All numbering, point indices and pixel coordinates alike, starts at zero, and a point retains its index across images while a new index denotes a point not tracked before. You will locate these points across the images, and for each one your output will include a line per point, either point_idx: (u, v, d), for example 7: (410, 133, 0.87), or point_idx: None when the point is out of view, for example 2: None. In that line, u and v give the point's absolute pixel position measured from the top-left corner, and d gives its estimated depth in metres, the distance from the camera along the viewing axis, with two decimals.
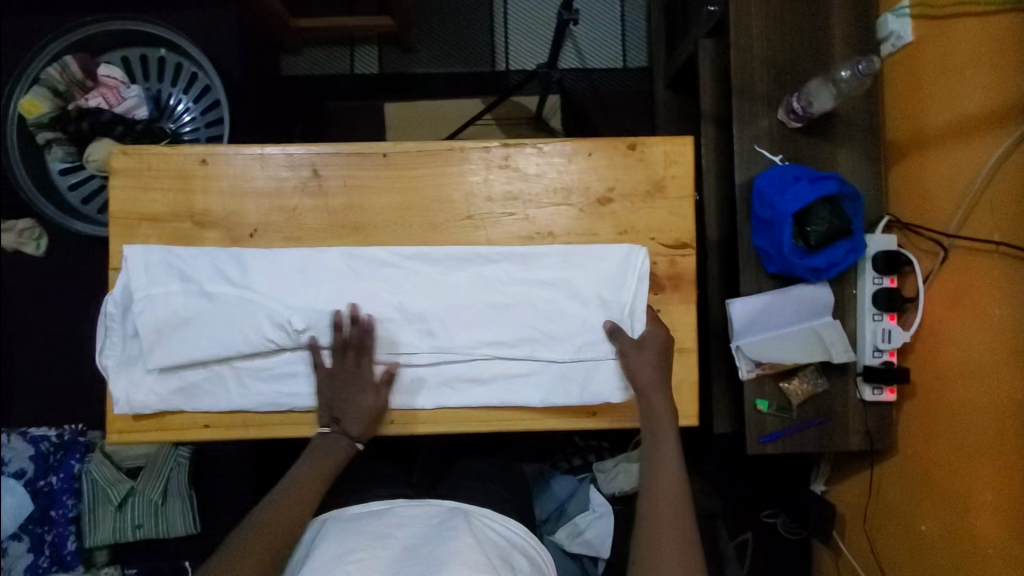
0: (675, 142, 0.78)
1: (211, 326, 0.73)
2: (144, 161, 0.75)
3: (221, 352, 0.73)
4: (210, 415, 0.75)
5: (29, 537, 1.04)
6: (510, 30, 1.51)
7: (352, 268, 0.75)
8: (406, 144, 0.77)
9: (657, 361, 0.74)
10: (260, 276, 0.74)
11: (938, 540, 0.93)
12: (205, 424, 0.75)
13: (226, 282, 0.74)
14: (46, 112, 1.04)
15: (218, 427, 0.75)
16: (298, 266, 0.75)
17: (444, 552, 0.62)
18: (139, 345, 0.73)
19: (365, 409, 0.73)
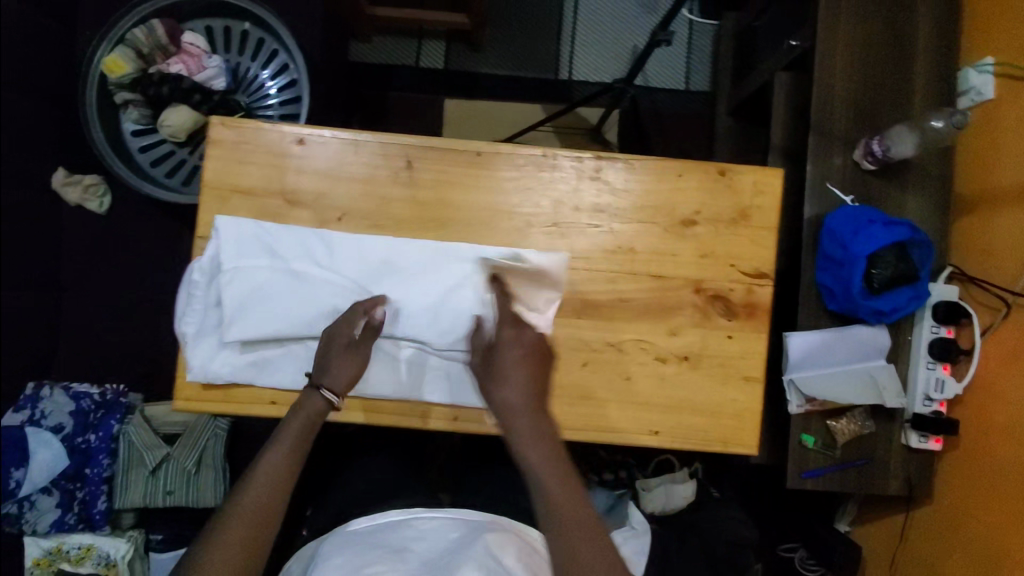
0: (765, 172, 0.78)
1: (293, 304, 0.74)
2: (243, 135, 0.76)
3: (300, 330, 0.74)
4: (278, 391, 0.75)
5: (59, 493, 1.04)
6: (577, 40, 1.52)
7: (437, 264, 0.76)
8: (499, 146, 0.78)
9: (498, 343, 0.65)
10: (344, 260, 0.75)
11: None
12: (272, 400, 0.75)
13: (311, 262, 0.75)
14: (128, 73, 1.05)
15: (284, 404, 0.75)
16: (382, 254, 0.76)
17: (463, 561, 0.62)
18: (219, 315, 0.74)
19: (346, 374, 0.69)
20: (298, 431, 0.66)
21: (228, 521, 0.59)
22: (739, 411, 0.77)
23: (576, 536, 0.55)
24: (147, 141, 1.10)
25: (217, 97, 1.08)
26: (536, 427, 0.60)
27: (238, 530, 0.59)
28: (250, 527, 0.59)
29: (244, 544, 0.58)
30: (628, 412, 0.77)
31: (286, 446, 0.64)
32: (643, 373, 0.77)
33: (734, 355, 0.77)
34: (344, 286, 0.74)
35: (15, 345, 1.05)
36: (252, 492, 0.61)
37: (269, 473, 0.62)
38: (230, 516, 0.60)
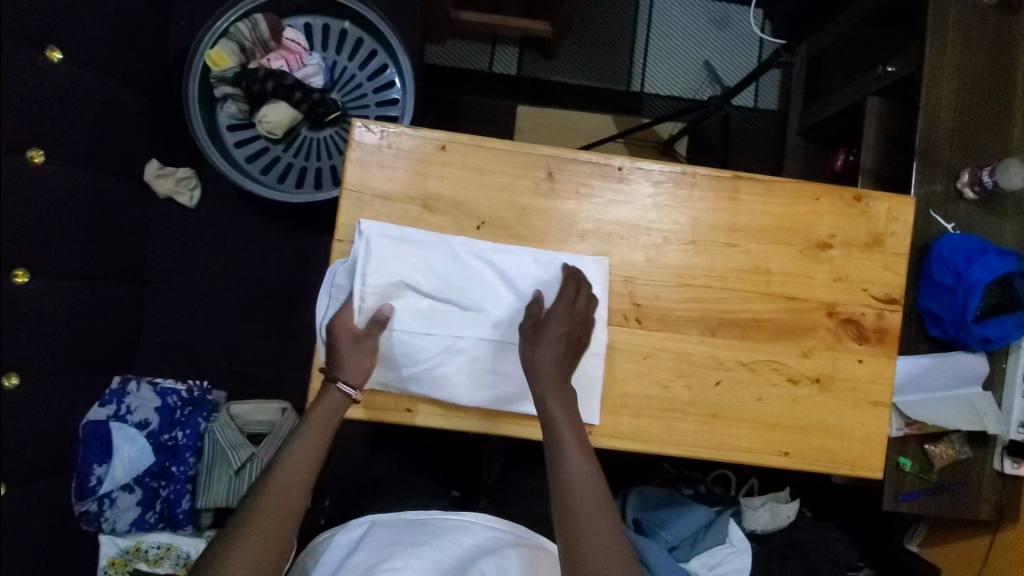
0: (899, 200, 0.79)
1: (435, 312, 0.73)
2: (385, 139, 0.76)
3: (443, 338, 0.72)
4: (415, 399, 0.74)
5: (142, 490, 1.01)
6: (649, 53, 1.52)
7: (580, 278, 0.75)
8: (640, 161, 0.78)
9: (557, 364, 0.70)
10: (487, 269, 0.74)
11: None
12: (408, 408, 0.74)
13: (457, 271, 0.74)
14: (230, 67, 1.04)
15: (424, 412, 0.74)
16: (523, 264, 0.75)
17: None
18: None
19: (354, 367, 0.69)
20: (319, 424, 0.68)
21: (261, 503, 0.63)
22: (867, 434, 0.78)
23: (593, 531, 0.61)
24: (241, 136, 1.09)
25: (316, 95, 1.06)
26: (567, 422, 0.67)
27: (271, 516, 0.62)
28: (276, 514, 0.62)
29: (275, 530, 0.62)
30: (759, 432, 0.77)
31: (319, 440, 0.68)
32: (775, 394, 0.77)
33: (865, 379, 0.78)
34: (489, 295, 0.74)
35: (103, 339, 1.03)
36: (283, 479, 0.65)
37: (297, 466, 0.66)
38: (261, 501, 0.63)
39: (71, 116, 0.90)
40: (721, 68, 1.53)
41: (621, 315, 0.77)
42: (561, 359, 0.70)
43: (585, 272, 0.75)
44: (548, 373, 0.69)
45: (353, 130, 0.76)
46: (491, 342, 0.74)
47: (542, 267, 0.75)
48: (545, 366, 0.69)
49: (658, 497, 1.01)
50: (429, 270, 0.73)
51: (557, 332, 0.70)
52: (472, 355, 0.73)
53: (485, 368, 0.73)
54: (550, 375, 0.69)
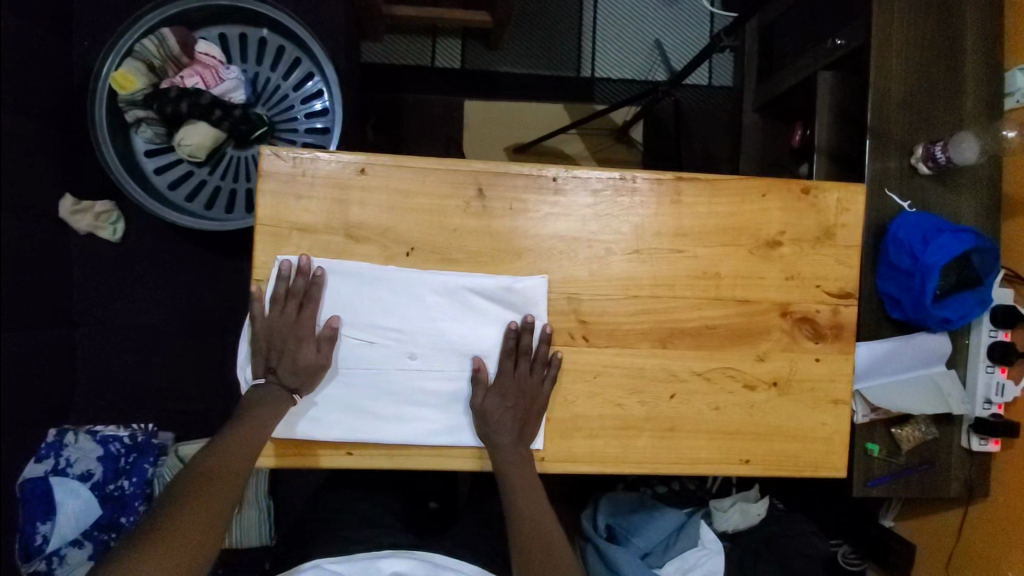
0: (848, 188, 0.76)
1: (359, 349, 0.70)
2: (298, 166, 0.70)
3: (369, 375, 0.70)
4: (353, 442, 0.71)
5: (91, 544, 0.96)
6: (598, 34, 1.45)
7: (513, 299, 0.72)
8: (576, 169, 0.73)
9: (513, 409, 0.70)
10: (413, 300, 0.71)
11: None
12: (348, 451, 0.71)
13: (381, 305, 0.70)
14: (140, 88, 0.96)
15: (362, 454, 0.71)
16: (449, 292, 0.71)
17: None
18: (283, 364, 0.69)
19: (303, 364, 0.68)
20: (246, 439, 0.65)
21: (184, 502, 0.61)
22: (828, 434, 0.76)
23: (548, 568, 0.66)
24: (161, 161, 1.01)
25: (238, 111, 0.99)
26: (522, 473, 0.69)
27: (190, 529, 0.60)
28: (193, 523, 0.60)
29: (195, 541, 0.59)
30: (718, 442, 0.75)
31: (239, 449, 0.65)
32: (730, 401, 0.75)
33: (823, 378, 0.76)
34: (416, 327, 0.71)
35: (34, 390, 0.97)
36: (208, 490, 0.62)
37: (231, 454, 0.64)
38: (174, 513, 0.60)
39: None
40: (672, 45, 1.47)
41: (568, 335, 0.73)
42: (514, 424, 0.70)
43: (534, 290, 0.72)
44: (505, 437, 0.70)
45: (262, 159, 0.69)
46: (413, 372, 0.71)
47: (495, 300, 0.72)
48: (501, 425, 0.70)
49: (628, 504, 0.98)
50: (351, 307, 0.70)
51: (507, 395, 0.70)
52: (394, 385, 0.71)
53: (413, 398, 0.71)
54: (505, 434, 0.70)
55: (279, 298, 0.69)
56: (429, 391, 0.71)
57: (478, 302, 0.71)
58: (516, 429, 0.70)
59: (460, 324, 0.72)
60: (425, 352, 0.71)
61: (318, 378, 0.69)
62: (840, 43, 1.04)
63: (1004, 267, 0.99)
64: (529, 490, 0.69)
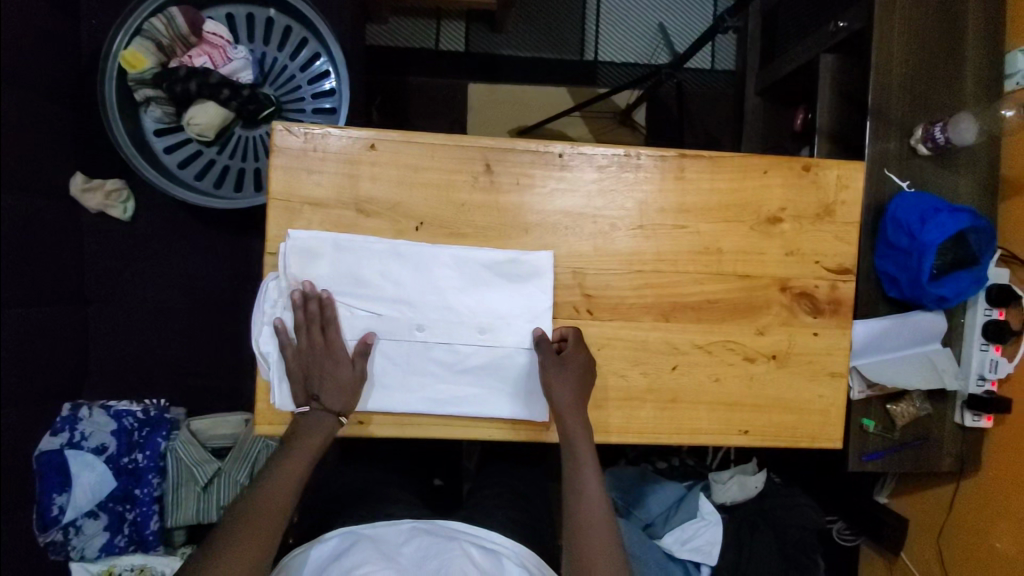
0: (848, 166, 0.77)
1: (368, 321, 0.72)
2: (309, 142, 0.71)
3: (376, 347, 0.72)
4: (364, 412, 0.73)
5: (107, 515, 0.99)
6: (601, 18, 1.45)
7: (523, 271, 0.73)
8: (581, 145, 0.74)
9: (576, 379, 0.71)
10: (423, 273, 0.72)
11: (1015, 558, 0.95)
12: (358, 420, 0.73)
13: (391, 278, 0.72)
14: (149, 68, 0.97)
15: (371, 423, 0.73)
16: (459, 265, 0.73)
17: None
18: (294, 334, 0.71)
19: (344, 382, 0.69)
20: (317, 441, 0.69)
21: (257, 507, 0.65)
22: (825, 406, 0.78)
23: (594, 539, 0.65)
24: (171, 140, 1.03)
25: (246, 91, 1.00)
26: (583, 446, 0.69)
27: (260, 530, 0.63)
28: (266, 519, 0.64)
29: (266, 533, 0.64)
30: (718, 413, 0.77)
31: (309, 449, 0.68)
32: (731, 373, 0.77)
33: (820, 351, 0.78)
34: (424, 300, 0.72)
35: (48, 365, 0.99)
36: (263, 496, 0.66)
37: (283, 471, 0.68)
38: (249, 512, 0.64)
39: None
40: (675, 28, 1.47)
41: (572, 308, 0.75)
42: (571, 390, 0.70)
43: (539, 267, 0.73)
44: (563, 403, 0.70)
45: (273, 134, 0.71)
46: (419, 343, 0.72)
47: (503, 272, 0.73)
48: (562, 398, 0.70)
49: (630, 478, 1.01)
50: (360, 280, 0.71)
51: (566, 368, 0.71)
52: (401, 357, 0.72)
53: (418, 368, 0.73)
54: (566, 404, 0.70)
55: (298, 271, 0.70)
56: (417, 356, 0.72)
57: (485, 274, 0.73)
58: (578, 403, 0.70)
59: (464, 294, 0.73)
60: (431, 323, 0.72)
61: (358, 395, 0.71)
62: (842, 25, 1.05)
63: (1000, 247, 1.01)
64: (589, 466, 0.68)
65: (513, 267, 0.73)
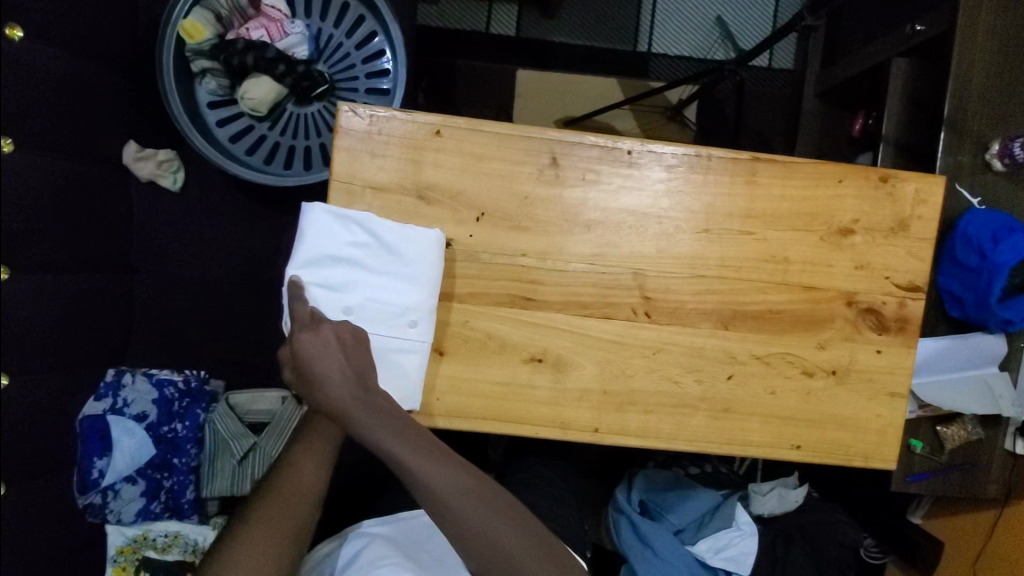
0: (927, 180, 0.74)
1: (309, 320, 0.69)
2: (375, 125, 0.70)
3: None
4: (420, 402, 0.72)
5: (145, 481, 1.01)
6: (658, 9, 1.41)
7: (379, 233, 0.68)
8: (649, 143, 0.72)
9: (335, 352, 0.64)
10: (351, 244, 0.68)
11: None
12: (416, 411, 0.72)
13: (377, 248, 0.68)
14: (206, 39, 0.97)
15: (438, 413, 0.72)
16: (332, 228, 0.67)
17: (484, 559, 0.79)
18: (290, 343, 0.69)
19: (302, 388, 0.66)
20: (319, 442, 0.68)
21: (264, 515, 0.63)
22: (883, 426, 0.76)
23: (496, 532, 0.60)
24: (223, 113, 1.02)
25: (301, 68, 0.97)
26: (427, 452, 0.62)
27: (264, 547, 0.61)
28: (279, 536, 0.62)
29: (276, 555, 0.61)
30: (772, 427, 0.75)
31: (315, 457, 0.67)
32: (786, 384, 0.74)
33: (883, 370, 0.75)
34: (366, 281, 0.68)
35: (94, 331, 1.00)
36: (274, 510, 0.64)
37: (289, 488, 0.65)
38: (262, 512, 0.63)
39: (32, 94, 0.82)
40: (735, 21, 1.42)
41: (630, 310, 0.73)
42: (353, 381, 0.64)
43: (315, 221, 0.67)
44: (352, 402, 0.63)
45: (338, 115, 0.70)
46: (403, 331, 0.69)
47: (356, 242, 0.68)
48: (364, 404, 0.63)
49: (665, 480, 0.99)
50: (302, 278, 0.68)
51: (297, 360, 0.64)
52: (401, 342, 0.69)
53: (438, 357, 0.72)
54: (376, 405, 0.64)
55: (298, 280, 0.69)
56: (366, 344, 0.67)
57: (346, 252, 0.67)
58: (385, 405, 0.64)
59: (324, 279, 0.67)
60: (422, 318, 0.69)
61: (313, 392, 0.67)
62: (919, 29, 0.99)
63: None
64: (452, 475, 0.61)
65: (326, 222, 0.67)
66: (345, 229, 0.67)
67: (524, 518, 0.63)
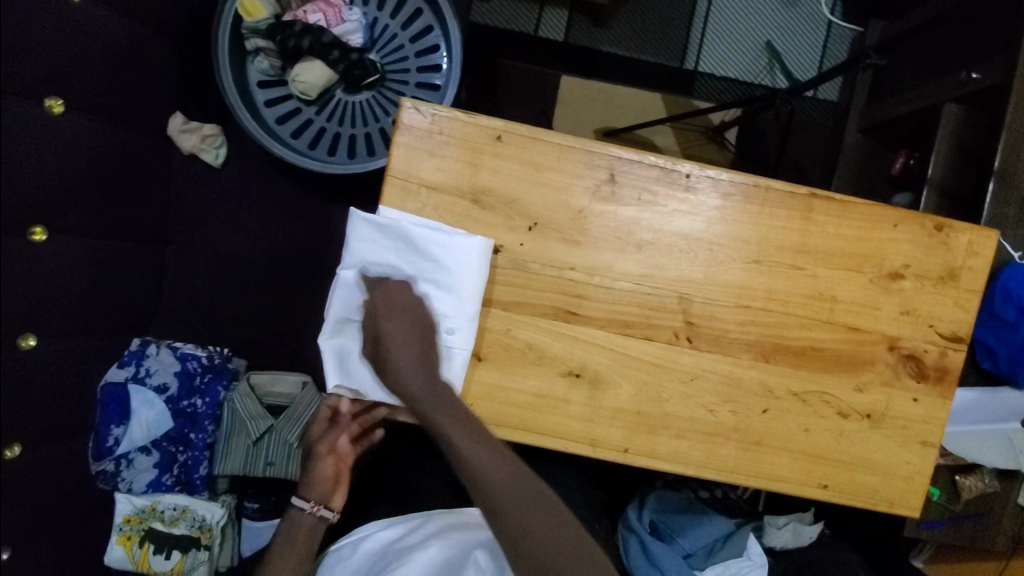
0: (981, 232, 0.74)
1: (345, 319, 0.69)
2: (437, 125, 0.70)
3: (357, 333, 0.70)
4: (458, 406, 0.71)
5: (159, 453, 1.00)
6: (708, 28, 1.40)
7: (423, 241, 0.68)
8: (708, 168, 0.72)
9: (412, 337, 0.67)
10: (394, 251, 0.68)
11: None
12: None
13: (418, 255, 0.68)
14: (264, 18, 0.96)
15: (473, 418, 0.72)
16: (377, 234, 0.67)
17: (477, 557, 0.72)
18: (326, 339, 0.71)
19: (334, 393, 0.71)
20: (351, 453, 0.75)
21: None
22: (911, 473, 0.76)
23: (531, 520, 0.62)
24: (272, 93, 1.02)
25: (354, 56, 0.97)
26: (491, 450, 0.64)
27: None
28: None
29: None
30: (801, 464, 0.74)
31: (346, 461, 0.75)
32: (820, 422, 0.74)
33: (917, 418, 0.75)
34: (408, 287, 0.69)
35: (123, 298, 1.00)
36: None
37: None
38: None
39: (79, 55, 0.82)
40: (784, 48, 1.41)
41: (672, 333, 0.72)
42: (423, 368, 0.66)
43: (357, 231, 0.67)
44: (420, 387, 0.66)
45: (401, 111, 0.70)
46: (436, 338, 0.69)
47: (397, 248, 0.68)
48: (434, 396, 0.66)
49: (679, 503, 0.99)
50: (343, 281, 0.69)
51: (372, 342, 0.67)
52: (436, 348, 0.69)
53: (477, 363, 0.71)
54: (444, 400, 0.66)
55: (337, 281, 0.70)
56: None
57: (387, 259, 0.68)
58: (452, 402, 0.66)
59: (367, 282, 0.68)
60: (462, 327, 0.69)
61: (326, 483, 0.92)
62: (974, 77, 0.98)
63: None
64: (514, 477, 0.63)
65: (367, 231, 0.68)
66: (388, 234, 0.68)
67: (556, 508, 0.63)
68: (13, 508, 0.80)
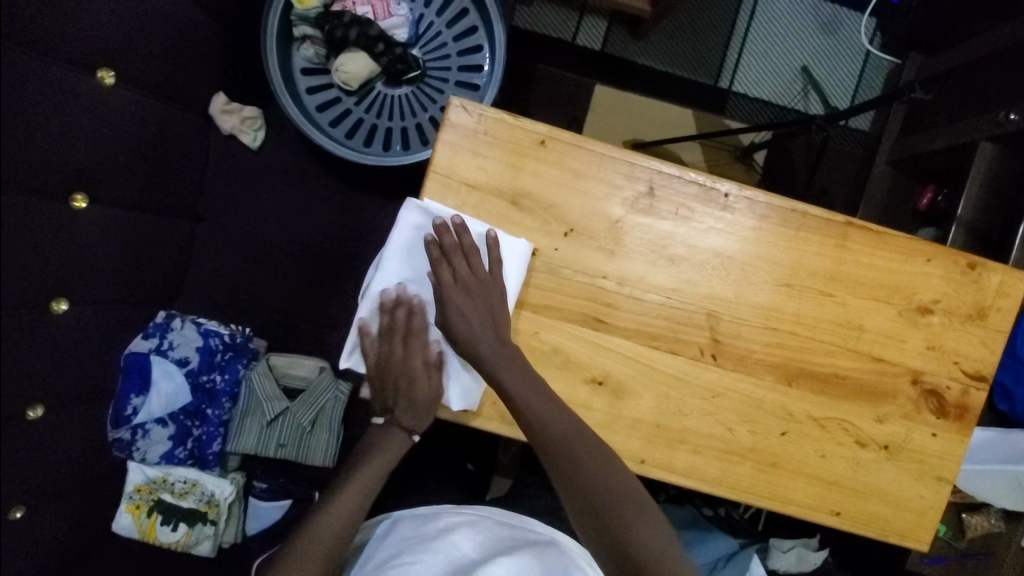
0: (1015, 274, 0.74)
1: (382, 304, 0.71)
2: (483, 125, 0.71)
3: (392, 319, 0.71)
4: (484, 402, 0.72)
5: (175, 426, 1.01)
6: (745, 48, 1.40)
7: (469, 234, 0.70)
8: (746, 189, 0.72)
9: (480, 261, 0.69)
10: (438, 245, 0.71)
11: None
12: (478, 410, 0.72)
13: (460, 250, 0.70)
14: (314, 7, 0.98)
15: (500, 415, 0.72)
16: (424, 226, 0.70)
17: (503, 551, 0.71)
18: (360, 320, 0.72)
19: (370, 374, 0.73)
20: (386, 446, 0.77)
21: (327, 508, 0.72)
22: (924, 507, 0.76)
23: (562, 437, 0.68)
24: (314, 81, 1.03)
25: (398, 50, 0.98)
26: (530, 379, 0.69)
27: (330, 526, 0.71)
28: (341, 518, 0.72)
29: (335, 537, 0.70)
30: (815, 489, 0.74)
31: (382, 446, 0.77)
32: (837, 448, 0.74)
33: (934, 453, 0.75)
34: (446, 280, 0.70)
35: (154, 270, 1.02)
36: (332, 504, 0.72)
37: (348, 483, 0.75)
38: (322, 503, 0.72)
39: (136, 30, 0.84)
40: (820, 73, 1.41)
41: (697, 349, 0.73)
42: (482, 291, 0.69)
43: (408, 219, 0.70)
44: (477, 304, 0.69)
45: (448, 108, 0.70)
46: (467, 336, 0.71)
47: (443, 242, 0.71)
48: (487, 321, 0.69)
49: (686, 518, 1.00)
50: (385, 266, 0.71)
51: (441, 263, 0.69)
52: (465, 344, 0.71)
53: None
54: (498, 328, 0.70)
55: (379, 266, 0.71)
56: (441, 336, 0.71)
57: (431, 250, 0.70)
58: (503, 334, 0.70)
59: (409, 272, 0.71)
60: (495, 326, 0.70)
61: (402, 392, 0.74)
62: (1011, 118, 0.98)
63: None
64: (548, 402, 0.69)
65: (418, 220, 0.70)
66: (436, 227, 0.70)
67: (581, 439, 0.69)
68: (35, 467, 0.82)
